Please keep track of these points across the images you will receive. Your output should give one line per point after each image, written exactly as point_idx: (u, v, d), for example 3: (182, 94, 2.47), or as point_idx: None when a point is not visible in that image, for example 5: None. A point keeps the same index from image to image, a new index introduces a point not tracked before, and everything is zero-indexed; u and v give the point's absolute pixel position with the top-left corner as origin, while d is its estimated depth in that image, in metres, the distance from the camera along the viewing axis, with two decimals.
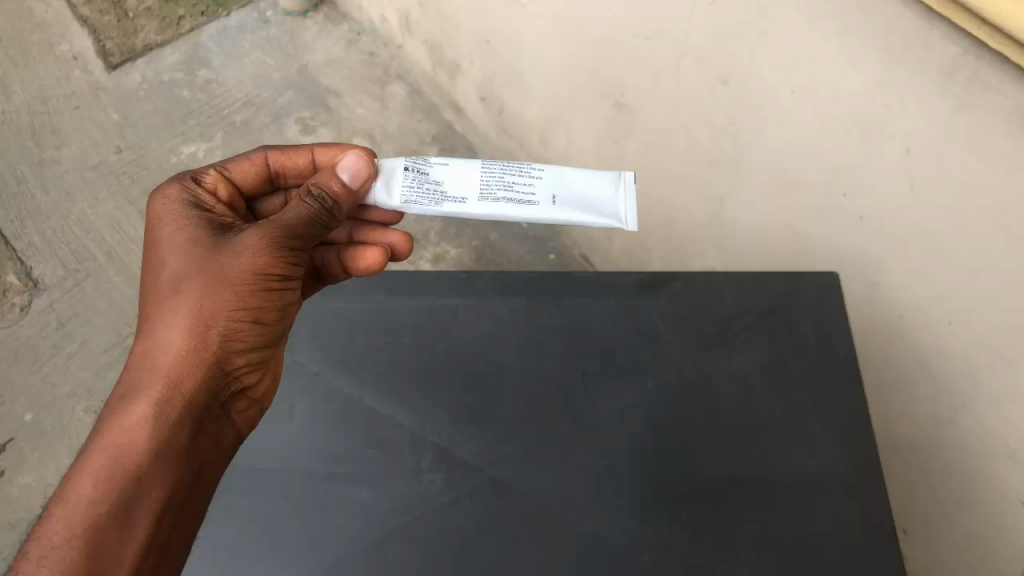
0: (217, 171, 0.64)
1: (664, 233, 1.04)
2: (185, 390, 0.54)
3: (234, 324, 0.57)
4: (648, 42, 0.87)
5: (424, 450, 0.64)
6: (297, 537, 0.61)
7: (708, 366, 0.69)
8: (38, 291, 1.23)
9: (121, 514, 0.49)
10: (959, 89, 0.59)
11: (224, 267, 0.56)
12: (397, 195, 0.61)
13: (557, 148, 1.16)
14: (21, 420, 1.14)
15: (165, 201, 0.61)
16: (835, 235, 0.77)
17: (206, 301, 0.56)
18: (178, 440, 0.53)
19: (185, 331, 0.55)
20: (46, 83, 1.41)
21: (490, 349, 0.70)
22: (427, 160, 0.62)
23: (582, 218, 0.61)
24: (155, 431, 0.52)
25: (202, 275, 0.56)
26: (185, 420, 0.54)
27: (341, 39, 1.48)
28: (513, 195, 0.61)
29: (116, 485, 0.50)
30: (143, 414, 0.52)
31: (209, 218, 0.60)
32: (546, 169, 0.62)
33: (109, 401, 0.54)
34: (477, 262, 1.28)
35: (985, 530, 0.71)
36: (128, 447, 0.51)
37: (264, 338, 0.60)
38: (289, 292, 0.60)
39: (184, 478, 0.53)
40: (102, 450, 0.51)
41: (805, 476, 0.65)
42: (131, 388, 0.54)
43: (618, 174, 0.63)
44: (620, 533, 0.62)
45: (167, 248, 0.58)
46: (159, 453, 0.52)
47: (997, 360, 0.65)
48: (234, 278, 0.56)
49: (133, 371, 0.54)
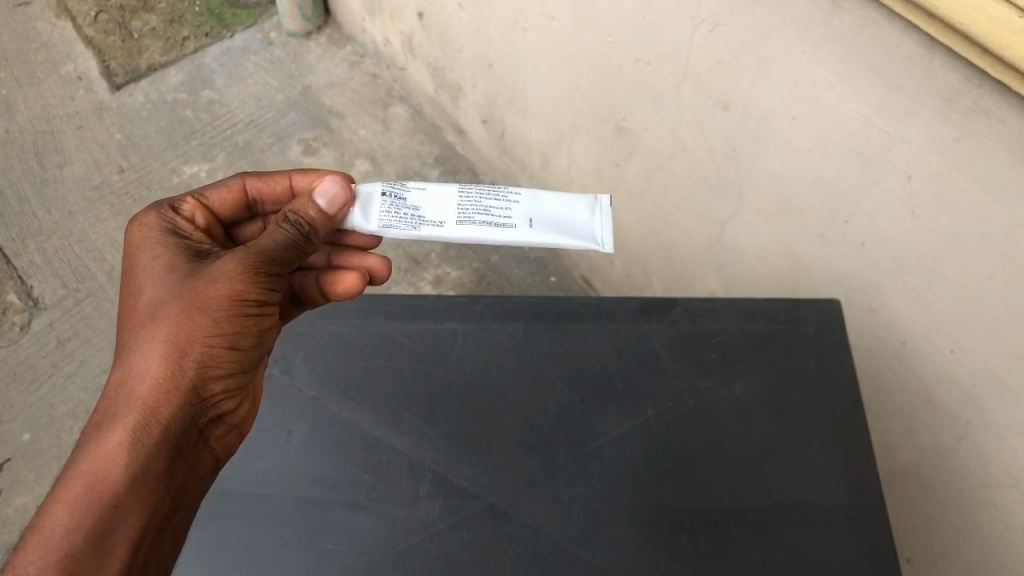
0: (194, 198, 0.64)
1: (665, 257, 1.03)
2: (162, 416, 0.54)
3: (211, 349, 0.56)
4: (649, 67, 0.87)
5: (422, 476, 0.64)
6: (291, 565, 0.60)
7: (708, 393, 0.69)
8: (38, 310, 1.23)
9: (96, 543, 0.49)
10: (960, 116, 0.59)
11: (200, 292, 0.56)
12: (374, 219, 0.61)
13: (558, 170, 1.17)
14: (18, 440, 1.13)
15: (143, 230, 0.60)
16: (834, 261, 0.77)
17: (182, 327, 0.55)
18: (155, 466, 0.52)
19: (161, 357, 0.54)
20: (50, 103, 1.42)
21: (489, 374, 0.69)
22: (405, 185, 0.62)
23: (558, 241, 0.61)
24: (131, 458, 0.52)
25: (179, 301, 0.55)
26: (162, 447, 0.53)
27: (345, 61, 1.49)
28: (489, 219, 0.61)
29: (91, 513, 0.49)
30: (119, 441, 0.51)
31: (187, 245, 0.60)
32: (522, 193, 0.62)
33: (85, 429, 0.53)
34: (477, 284, 1.28)
35: (988, 560, 0.70)
36: (103, 475, 0.50)
37: (242, 364, 0.59)
38: (267, 317, 0.59)
39: (162, 505, 0.53)
40: (77, 478, 0.50)
41: (806, 505, 0.64)
42: (107, 416, 0.53)
43: (594, 197, 0.64)
44: (619, 563, 0.61)
45: (144, 275, 0.57)
46: (134, 481, 0.51)
47: (999, 389, 0.65)
48: (211, 304, 0.55)
49: (109, 399, 0.54)
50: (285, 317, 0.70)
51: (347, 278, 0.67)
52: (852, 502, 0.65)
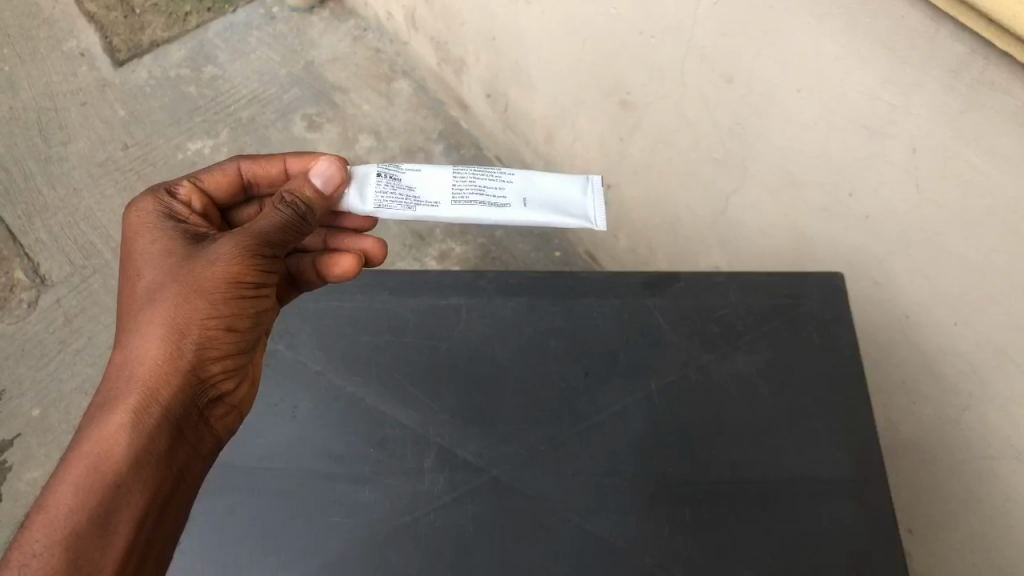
0: (191, 182, 0.64)
1: (670, 232, 1.03)
2: (162, 398, 0.54)
3: (209, 331, 0.56)
4: (653, 40, 0.86)
5: (426, 449, 0.64)
6: (298, 537, 0.61)
7: (711, 367, 0.69)
8: (45, 287, 1.23)
9: (101, 522, 0.49)
10: (966, 88, 0.59)
11: (198, 275, 0.56)
12: (370, 200, 0.61)
13: (562, 145, 1.16)
14: (28, 416, 1.14)
15: (140, 214, 0.61)
16: (838, 235, 0.77)
17: (180, 310, 0.55)
18: (157, 447, 0.53)
19: (161, 340, 0.55)
20: (53, 79, 1.41)
21: (493, 349, 0.69)
22: (400, 166, 0.63)
23: (552, 220, 0.62)
24: (133, 439, 0.52)
25: (177, 284, 0.56)
26: (163, 428, 0.54)
27: (348, 36, 1.48)
28: (485, 199, 0.61)
29: (94, 493, 0.50)
30: (120, 423, 0.52)
31: (184, 229, 0.60)
32: (517, 174, 0.63)
33: (88, 411, 0.54)
34: (481, 260, 1.28)
35: (989, 531, 0.71)
36: (106, 455, 0.51)
37: (240, 345, 0.59)
38: (264, 299, 0.60)
39: (164, 485, 0.53)
40: (80, 460, 0.51)
41: (807, 477, 0.65)
42: (108, 399, 0.53)
43: (586, 176, 0.65)
44: (622, 535, 0.62)
45: (142, 260, 0.58)
46: (137, 460, 0.52)
47: (1002, 361, 0.65)
48: (208, 286, 0.56)
49: (110, 382, 0.54)
50: (284, 299, 0.70)
51: (343, 261, 0.65)
52: (854, 475, 0.65)
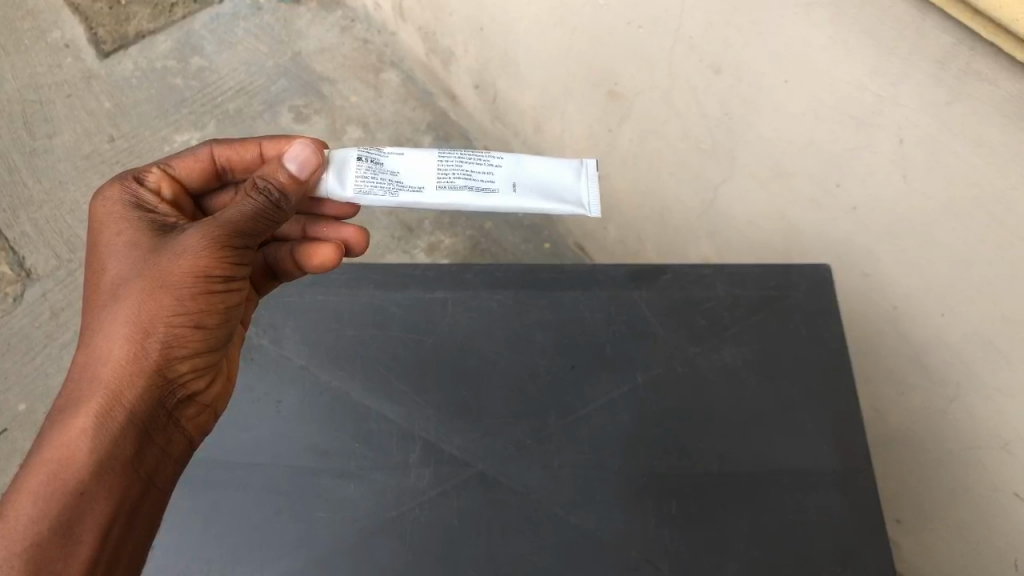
0: (161, 169, 0.63)
1: (659, 223, 1.03)
2: (126, 399, 0.54)
3: (176, 328, 0.56)
4: (641, 30, 0.86)
5: (412, 444, 0.64)
6: (284, 531, 0.60)
7: (698, 359, 0.69)
8: (31, 281, 1.22)
9: (63, 532, 0.49)
10: (953, 78, 0.59)
11: (164, 269, 0.55)
12: (351, 185, 0.61)
13: (551, 136, 1.16)
14: (15, 410, 1.14)
15: (107, 203, 0.60)
16: (826, 226, 0.77)
17: (145, 307, 0.55)
18: (121, 451, 0.52)
19: (125, 338, 0.54)
20: (37, 71, 1.40)
21: (479, 342, 0.69)
22: (382, 150, 0.62)
23: (541, 205, 0.62)
24: (96, 443, 0.52)
25: (142, 280, 0.55)
26: (128, 431, 0.53)
27: (336, 26, 1.47)
28: (472, 184, 0.61)
29: (56, 501, 0.49)
30: (83, 426, 0.52)
31: (152, 219, 0.59)
32: (505, 157, 0.62)
33: (51, 413, 0.53)
34: (471, 252, 1.27)
35: (980, 521, 0.71)
36: (67, 462, 0.51)
37: (210, 342, 0.59)
38: (235, 292, 0.59)
39: (130, 490, 0.53)
40: (41, 465, 0.50)
41: (794, 470, 0.65)
42: (72, 400, 0.53)
43: (580, 162, 0.65)
44: (609, 529, 0.62)
45: (108, 253, 0.57)
46: (101, 464, 0.51)
47: (990, 352, 0.65)
48: (175, 281, 0.55)
49: (74, 382, 0.54)
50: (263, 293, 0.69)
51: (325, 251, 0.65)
52: (841, 466, 0.65)
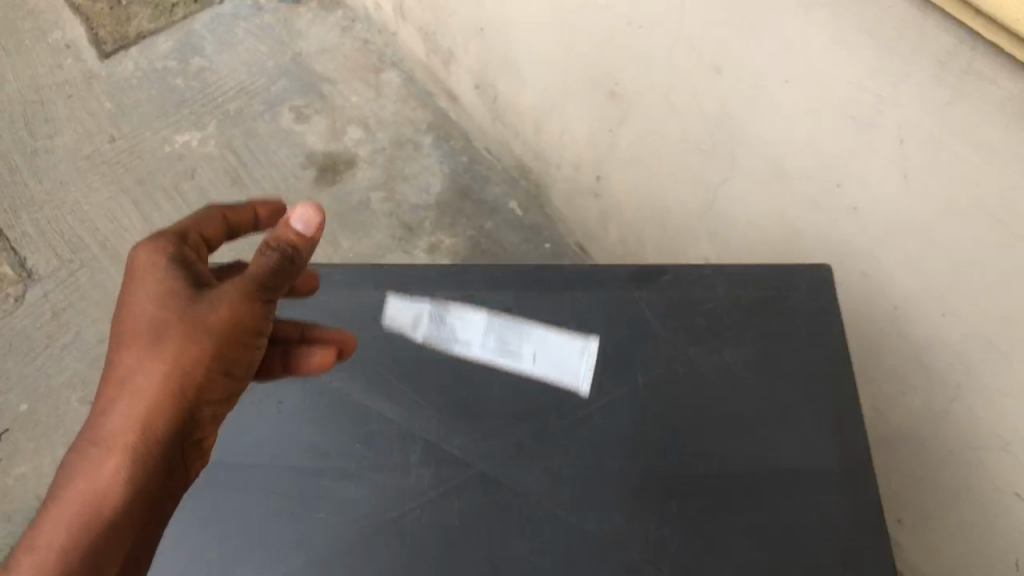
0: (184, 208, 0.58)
1: (658, 223, 1.03)
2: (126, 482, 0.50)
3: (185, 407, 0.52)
4: (642, 30, 0.86)
5: (412, 444, 0.64)
6: (284, 533, 0.60)
7: (698, 360, 0.69)
8: (33, 281, 1.22)
9: None
10: (954, 79, 0.59)
11: (176, 343, 0.51)
12: None
13: (552, 137, 1.16)
14: (16, 410, 1.13)
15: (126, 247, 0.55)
16: (826, 227, 0.77)
17: (152, 387, 0.50)
18: (117, 540, 0.49)
19: (129, 419, 0.50)
20: (38, 72, 1.40)
21: (479, 344, 0.69)
22: None
23: None
24: (91, 531, 0.48)
25: (150, 356, 0.51)
26: (126, 519, 0.49)
27: (336, 27, 1.47)
28: None
29: None
30: (79, 513, 0.48)
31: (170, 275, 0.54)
32: None
33: (49, 494, 0.50)
34: (472, 252, 1.27)
35: (984, 515, 0.73)
36: (58, 552, 0.47)
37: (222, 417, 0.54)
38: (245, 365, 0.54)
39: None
40: (32, 558, 0.47)
41: (794, 471, 0.65)
42: (68, 484, 0.49)
43: None
44: (609, 530, 0.62)
45: (119, 315, 0.53)
46: (95, 555, 0.48)
47: (991, 352, 0.66)
48: (185, 359, 0.51)
49: (74, 461, 0.50)
50: None
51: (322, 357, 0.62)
52: (842, 466, 0.65)
